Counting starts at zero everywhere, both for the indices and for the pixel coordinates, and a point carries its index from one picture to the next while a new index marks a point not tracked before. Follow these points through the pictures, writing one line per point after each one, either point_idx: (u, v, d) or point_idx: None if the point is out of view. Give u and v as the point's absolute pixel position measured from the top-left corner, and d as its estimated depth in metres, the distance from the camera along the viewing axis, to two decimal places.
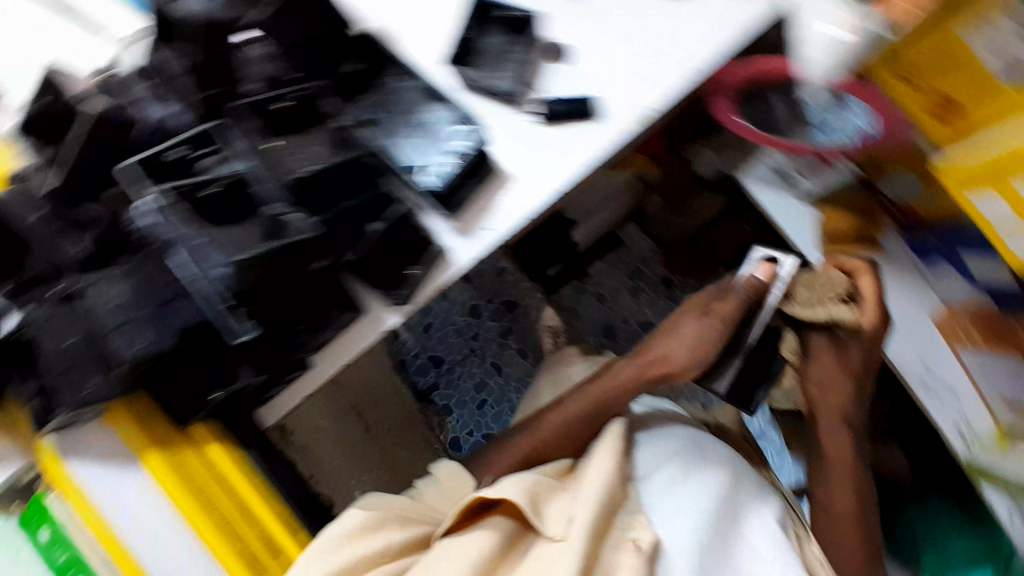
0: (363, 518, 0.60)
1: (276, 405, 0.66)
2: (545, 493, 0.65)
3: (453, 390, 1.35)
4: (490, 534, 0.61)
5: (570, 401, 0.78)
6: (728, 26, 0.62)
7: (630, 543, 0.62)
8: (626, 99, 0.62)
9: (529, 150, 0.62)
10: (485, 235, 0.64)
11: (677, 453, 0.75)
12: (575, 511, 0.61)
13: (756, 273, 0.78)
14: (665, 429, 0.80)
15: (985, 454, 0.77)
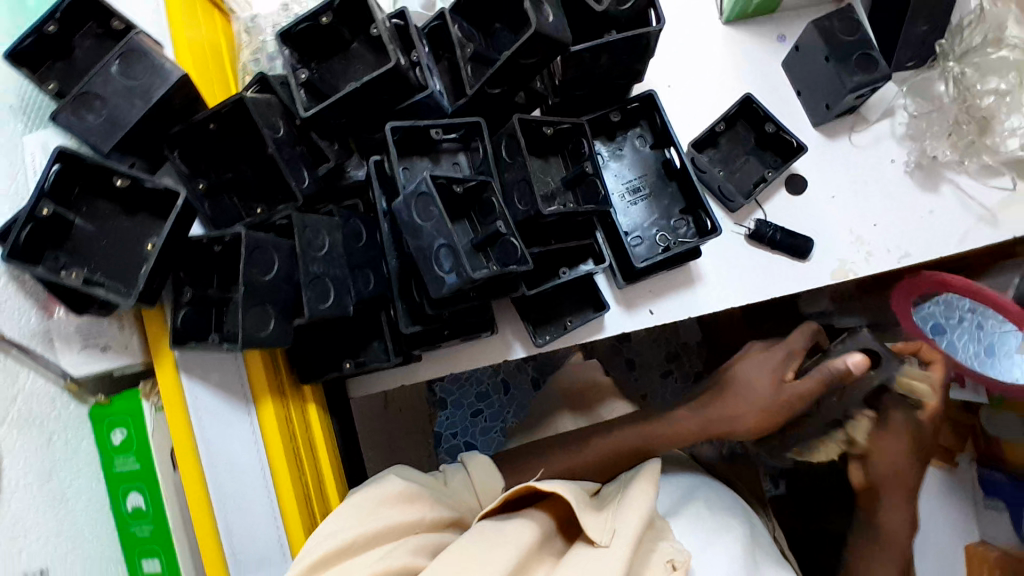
0: (402, 486, 0.53)
1: (369, 382, 0.64)
2: (585, 498, 0.55)
3: (456, 389, 1.44)
4: (527, 532, 0.51)
5: (618, 431, 0.69)
6: (951, 242, 0.63)
7: (665, 564, 0.52)
8: (834, 254, 0.63)
9: (722, 263, 0.63)
10: (644, 315, 0.64)
11: (702, 495, 0.66)
12: (619, 522, 0.52)
13: (851, 361, 0.62)
14: (681, 477, 0.71)
15: None
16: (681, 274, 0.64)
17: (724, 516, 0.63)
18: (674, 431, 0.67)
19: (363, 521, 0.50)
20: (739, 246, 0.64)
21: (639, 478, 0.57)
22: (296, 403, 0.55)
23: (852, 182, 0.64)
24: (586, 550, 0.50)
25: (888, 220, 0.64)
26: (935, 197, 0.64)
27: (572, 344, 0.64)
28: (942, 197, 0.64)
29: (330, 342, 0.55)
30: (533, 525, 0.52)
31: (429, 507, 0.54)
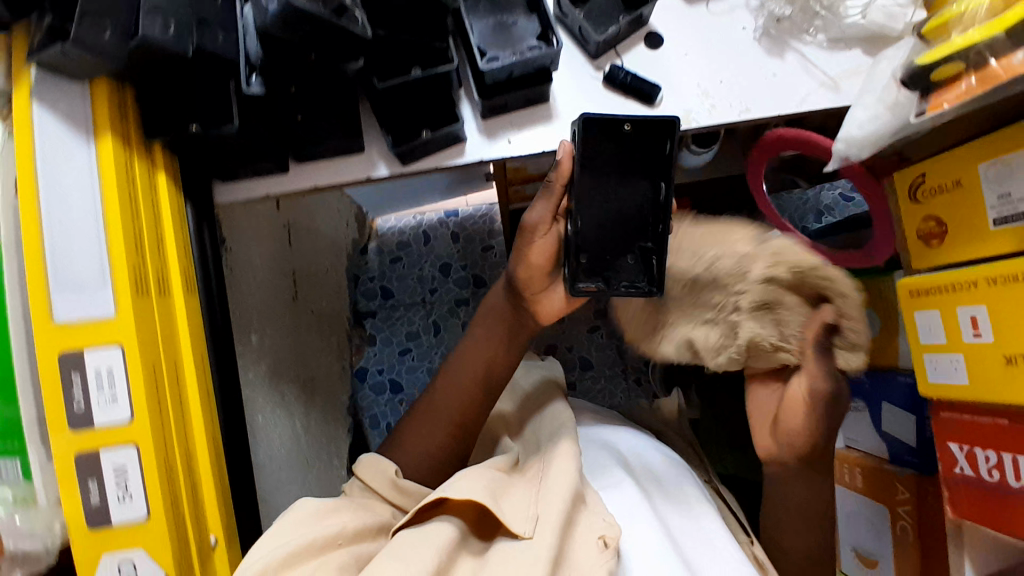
0: (316, 508, 0.56)
1: (235, 187, 0.66)
2: (503, 487, 0.57)
3: (386, 326, 1.46)
4: (447, 534, 0.52)
5: (454, 366, 0.72)
6: (794, 100, 0.67)
7: (597, 538, 0.51)
8: (681, 101, 0.68)
9: (578, 103, 0.68)
10: (502, 144, 0.66)
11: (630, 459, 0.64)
12: (542, 508, 0.53)
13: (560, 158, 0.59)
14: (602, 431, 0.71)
15: None
16: (537, 112, 0.67)
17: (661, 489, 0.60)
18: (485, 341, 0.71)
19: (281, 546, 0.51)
20: (596, 94, 0.68)
21: (561, 445, 0.59)
22: (142, 161, 0.58)
23: (704, 42, 0.69)
24: (510, 544, 0.52)
25: (734, 82, 0.68)
26: (780, 63, 0.68)
27: (432, 166, 0.66)
28: (788, 61, 0.68)
29: (182, 100, 0.57)
30: (455, 526, 0.53)
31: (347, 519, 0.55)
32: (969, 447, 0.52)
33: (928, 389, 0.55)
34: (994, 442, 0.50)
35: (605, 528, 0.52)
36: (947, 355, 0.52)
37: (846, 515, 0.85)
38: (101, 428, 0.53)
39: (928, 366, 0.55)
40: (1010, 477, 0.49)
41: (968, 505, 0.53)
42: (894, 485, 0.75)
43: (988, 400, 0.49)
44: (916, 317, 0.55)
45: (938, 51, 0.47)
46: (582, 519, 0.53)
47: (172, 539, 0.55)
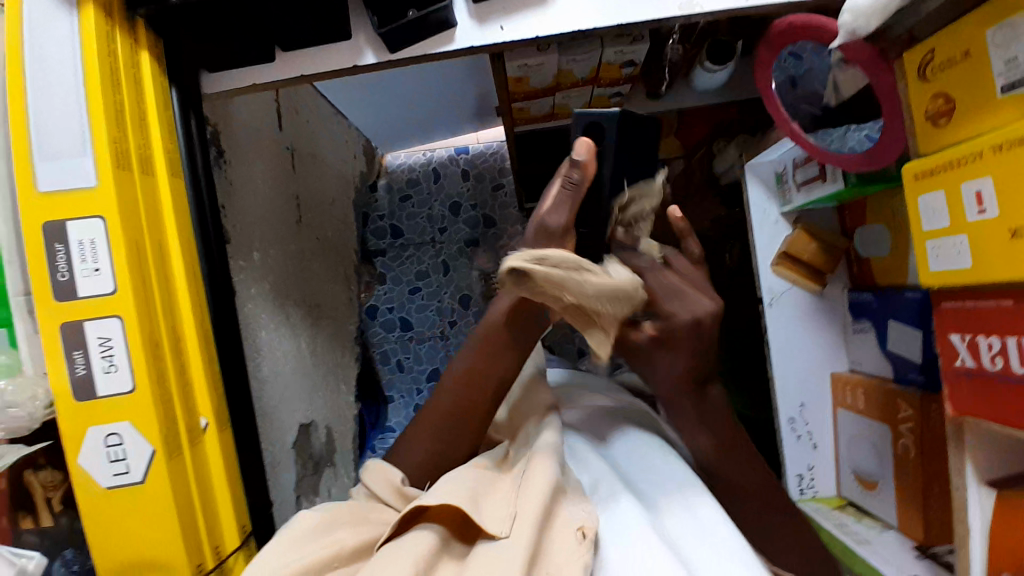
0: (316, 521, 0.52)
1: (227, 78, 0.67)
2: (484, 492, 0.53)
3: (396, 265, 1.46)
4: (425, 541, 0.48)
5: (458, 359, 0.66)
6: None
7: (575, 529, 0.49)
8: None
9: None
10: (492, 31, 0.65)
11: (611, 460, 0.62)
12: (521, 506, 0.50)
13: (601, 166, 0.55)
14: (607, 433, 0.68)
15: (821, 506, 0.86)
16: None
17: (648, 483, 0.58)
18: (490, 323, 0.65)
19: (287, 560, 0.48)
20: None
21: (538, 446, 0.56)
22: (125, 39, 0.58)
23: None
24: (488, 546, 0.48)
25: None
26: None
27: (421, 53, 0.65)
28: None
29: None
30: (436, 534, 0.49)
31: (347, 534, 0.51)
32: (976, 336, 0.50)
33: (931, 279, 0.53)
34: (999, 328, 0.47)
35: (585, 519, 0.50)
36: (953, 241, 0.49)
37: (849, 439, 0.84)
38: (86, 298, 0.54)
39: (931, 255, 0.52)
40: (1014, 363, 0.46)
41: (968, 395, 0.51)
42: (896, 403, 0.75)
43: (989, 282, 0.47)
44: (921, 199, 0.52)
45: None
46: (561, 509, 0.51)
47: (159, 413, 0.56)
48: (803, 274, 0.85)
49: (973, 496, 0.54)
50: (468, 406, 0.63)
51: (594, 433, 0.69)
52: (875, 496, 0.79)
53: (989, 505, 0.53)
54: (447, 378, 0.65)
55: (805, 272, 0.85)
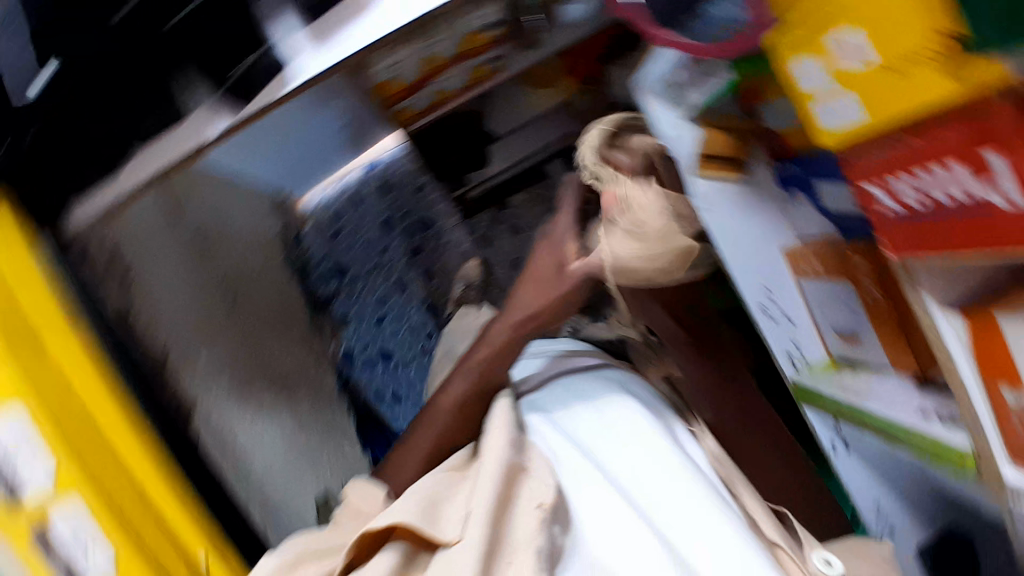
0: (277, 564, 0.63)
1: (93, 203, 0.70)
2: (446, 498, 0.62)
3: (354, 302, 1.35)
4: (387, 561, 0.58)
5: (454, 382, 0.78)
6: None
7: (533, 504, 0.59)
8: None
9: None
10: (331, 55, 0.65)
11: (575, 413, 0.73)
12: (472, 506, 0.58)
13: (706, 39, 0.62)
14: (583, 387, 0.77)
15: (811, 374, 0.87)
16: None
17: (612, 438, 0.68)
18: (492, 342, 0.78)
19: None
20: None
21: (495, 433, 0.66)
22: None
23: None
24: (445, 551, 0.57)
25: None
26: None
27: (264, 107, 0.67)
28: None
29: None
30: (397, 553, 0.58)
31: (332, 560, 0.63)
32: (888, 177, 0.49)
33: (829, 142, 0.52)
34: (901, 164, 0.47)
35: (542, 496, 0.59)
36: (849, 98, 0.47)
37: (817, 306, 0.81)
38: (33, 498, 0.67)
39: (821, 115, 0.51)
40: (940, 197, 0.46)
41: (909, 238, 0.51)
42: (850, 256, 0.74)
43: (886, 127, 0.46)
44: (792, 64, 0.51)
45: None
46: (522, 492, 0.61)
47: (126, 534, 0.71)
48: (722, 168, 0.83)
49: (945, 325, 0.55)
50: (457, 426, 0.77)
51: (561, 390, 0.78)
52: (858, 351, 0.78)
53: (965, 329, 0.54)
54: (442, 403, 0.78)
55: (722, 164, 0.83)
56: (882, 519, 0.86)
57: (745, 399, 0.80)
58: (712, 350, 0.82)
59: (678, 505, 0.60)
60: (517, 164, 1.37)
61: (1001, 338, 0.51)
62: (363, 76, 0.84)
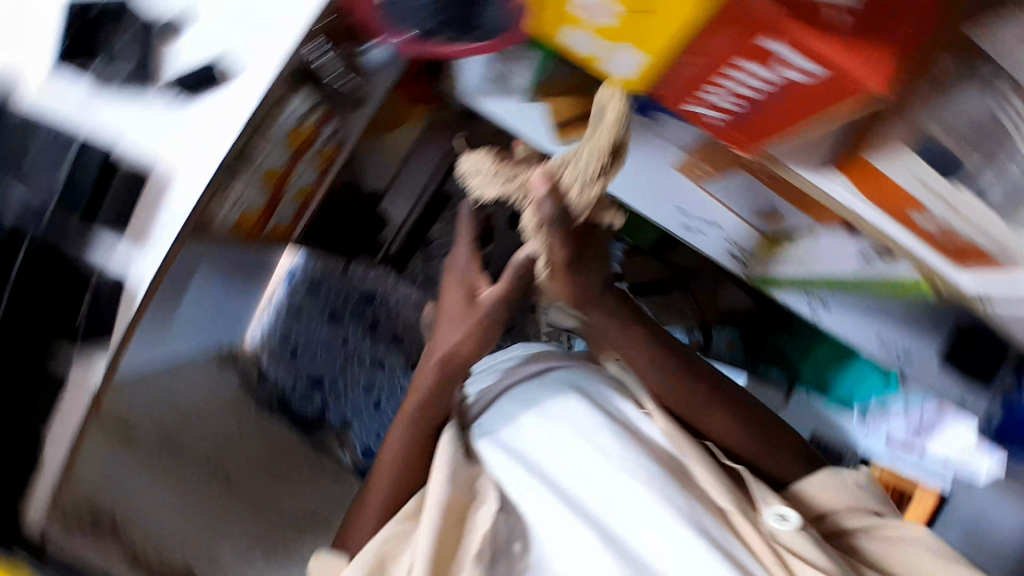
0: None
1: None
2: (401, 542, 0.61)
3: (344, 404, 1.24)
4: None
5: (392, 430, 0.69)
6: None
7: (474, 537, 0.60)
8: (248, 52, 0.61)
9: (162, 145, 0.63)
10: (156, 248, 0.66)
11: (520, 426, 0.70)
12: (417, 553, 0.58)
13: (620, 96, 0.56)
14: (530, 394, 0.73)
15: (759, 261, 0.88)
16: (145, 184, 0.64)
17: (560, 447, 0.66)
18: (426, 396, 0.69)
19: None
20: (192, 117, 0.62)
21: (438, 467, 0.63)
22: None
23: None
24: None
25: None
26: None
27: (126, 328, 0.69)
28: None
29: None
30: None
31: None
32: (702, 93, 0.49)
33: (638, 87, 0.52)
34: (702, 79, 0.46)
35: (484, 529, 0.60)
36: (625, 46, 0.47)
37: (725, 200, 0.79)
38: None
39: (612, 67, 0.51)
40: (749, 92, 0.45)
41: (751, 133, 0.50)
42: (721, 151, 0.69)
43: (666, 58, 0.45)
44: (562, 39, 0.52)
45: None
46: (472, 524, 0.61)
47: None
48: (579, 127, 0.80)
49: (832, 184, 0.54)
50: (408, 474, 0.66)
51: (504, 402, 0.73)
52: (784, 224, 0.76)
53: (843, 176, 0.52)
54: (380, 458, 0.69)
55: (578, 124, 0.80)
56: (894, 351, 0.87)
57: (685, 356, 0.75)
58: (639, 328, 0.74)
59: (625, 506, 0.61)
60: (420, 199, 1.22)
61: (883, 177, 0.49)
62: (210, 230, 0.83)
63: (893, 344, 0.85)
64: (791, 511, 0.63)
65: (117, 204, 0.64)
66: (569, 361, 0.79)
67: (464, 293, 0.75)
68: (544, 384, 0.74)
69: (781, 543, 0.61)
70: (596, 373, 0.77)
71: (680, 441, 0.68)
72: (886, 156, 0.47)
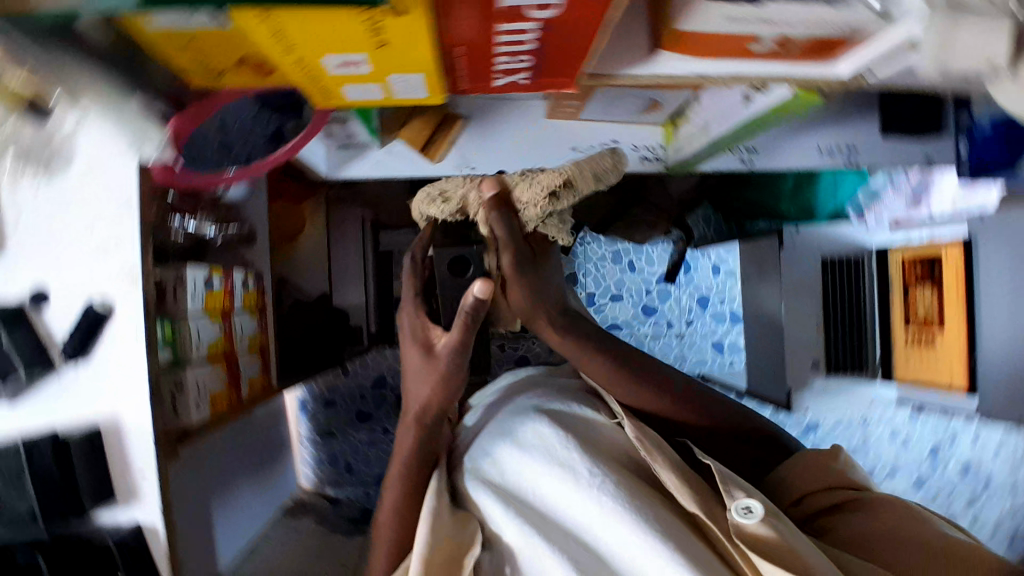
0: None
1: None
2: None
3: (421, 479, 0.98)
4: None
5: (385, 492, 0.66)
6: (126, 181, 0.59)
7: None
8: (113, 275, 0.61)
9: (94, 397, 0.62)
10: (147, 487, 0.64)
11: (500, 464, 0.65)
12: None
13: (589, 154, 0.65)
14: (505, 426, 0.68)
15: (672, 150, 0.84)
16: (104, 444, 0.62)
17: (540, 477, 0.62)
18: (410, 453, 0.66)
19: None
20: (96, 374, 0.62)
21: (422, 523, 0.59)
22: None
23: (47, 246, 0.61)
24: None
25: (96, 234, 0.61)
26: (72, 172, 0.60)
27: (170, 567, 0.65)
28: (88, 180, 0.60)
29: None
30: None
31: None
32: (495, 69, 0.47)
33: (441, 96, 0.50)
34: (483, 60, 0.45)
35: None
36: (402, 74, 0.45)
37: (609, 114, 0.78)
38: None
39: (409, 93, 0.49)
40: (525, 49, 0.44)
41: (561, 71, 0.48)
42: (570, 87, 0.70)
43: (437, 63, 0.44)
44: (351, 97, 0.50)
45: (19, 90, 0.51)
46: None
47: None
48: (443, 140, 0.81)
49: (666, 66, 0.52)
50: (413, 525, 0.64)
51: (482, 442, 0.69)
52: (670, 105, 0.76)
53: (670, 53, 0.51)
54: (377, 525, 0.66)
55: (440, 139, 0.81)
56: (837, 153, 0.82)
57: (648, 363, 0.71)
58: (580, 337, 0.68)
59: (600, 529, 0.58)
60: (369, 275, 1.19)
61: (705, 35, 0.48)
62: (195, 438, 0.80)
63: (838, 147, 0.82)
64: (760, 503, 0.56)
65: (89, 478, 0.62)
66: (541, 392, 0.74)
67: (421, 347, 0.67)
68: (512, 418, 0.69)
69: (741, 537, 0.55)
70: (570, 395, 0.74)
71: (664, 449, 0.63)
72: (691, 15, 0.46)
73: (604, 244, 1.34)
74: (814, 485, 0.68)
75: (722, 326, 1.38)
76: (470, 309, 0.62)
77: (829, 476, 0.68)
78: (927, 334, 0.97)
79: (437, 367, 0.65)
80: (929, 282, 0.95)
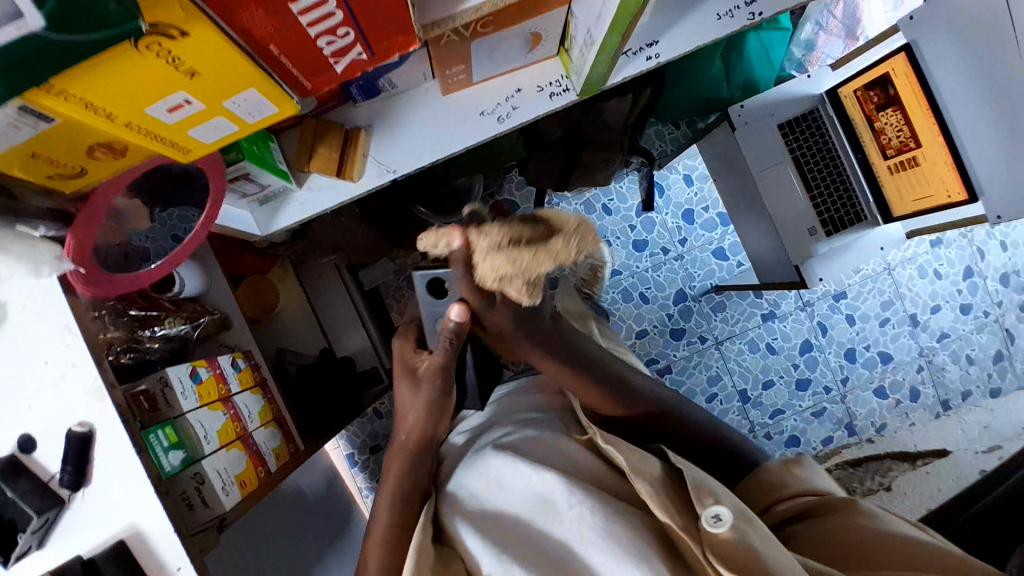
0: None
1: None
2: None
3: None
4: None
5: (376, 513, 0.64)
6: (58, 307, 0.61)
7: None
8: (82, 399, 0.62)
9: (106, 513, 0.62)
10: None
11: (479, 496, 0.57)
12: None
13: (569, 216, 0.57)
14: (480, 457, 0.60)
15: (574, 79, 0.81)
16: (133, 552, 0.62)
17: (521, 505, 0.54)
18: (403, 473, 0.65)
19: None
20: (102, 494, 0.62)
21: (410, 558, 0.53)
22: None
23: (13, 400, 0.62)
24: None
25: (53, 368, 0.62)
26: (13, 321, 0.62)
27: None
28: (26, 322, 0.61)
29: None
30: None
31: None
32: (325, 55, 0.47)
33: (293, 105, 0.50)
34: (302, 44, 0.44)
35: None
36: (236, 95, 0.45)
37: (496, 67, 0.76)
38: None
39: (259, 113, 0.48)
40: (334, 20, 0.43)
41: (391, 34, 0.47)
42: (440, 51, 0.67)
43: (259, 68, 0.43)
44: (209, 140, 0.49)
45: None
46: None
47: None
48: (352, 161, 0.79)
49: None
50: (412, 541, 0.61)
51: (459, 474, 0.61)
52: (548, 34, 0.73)
53: None
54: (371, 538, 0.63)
55: (348, 160, 0.79)
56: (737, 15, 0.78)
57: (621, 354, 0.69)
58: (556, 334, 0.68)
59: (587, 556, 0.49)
60: (365, 319, 1.25)
61: None
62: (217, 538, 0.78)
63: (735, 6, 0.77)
64: (730, 509, 0.49)
65: None
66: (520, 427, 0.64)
67: (405, 374, 0.65)
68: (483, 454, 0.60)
69: (711, 549, 0.48)
70: (554, 420, 0.65)
71: (644, 468, 0.54)
72: None
73: (573, 198, 1.33)
74: (774, 492, 0.58)
75: (715, 234, 1.34)
76: (454, 333, 0.60)
77: (785, 481, 0.58)
78: (908, 158, 0.92)
79: (419, 392, 0.64)
80: (889, 105, 0.92)
